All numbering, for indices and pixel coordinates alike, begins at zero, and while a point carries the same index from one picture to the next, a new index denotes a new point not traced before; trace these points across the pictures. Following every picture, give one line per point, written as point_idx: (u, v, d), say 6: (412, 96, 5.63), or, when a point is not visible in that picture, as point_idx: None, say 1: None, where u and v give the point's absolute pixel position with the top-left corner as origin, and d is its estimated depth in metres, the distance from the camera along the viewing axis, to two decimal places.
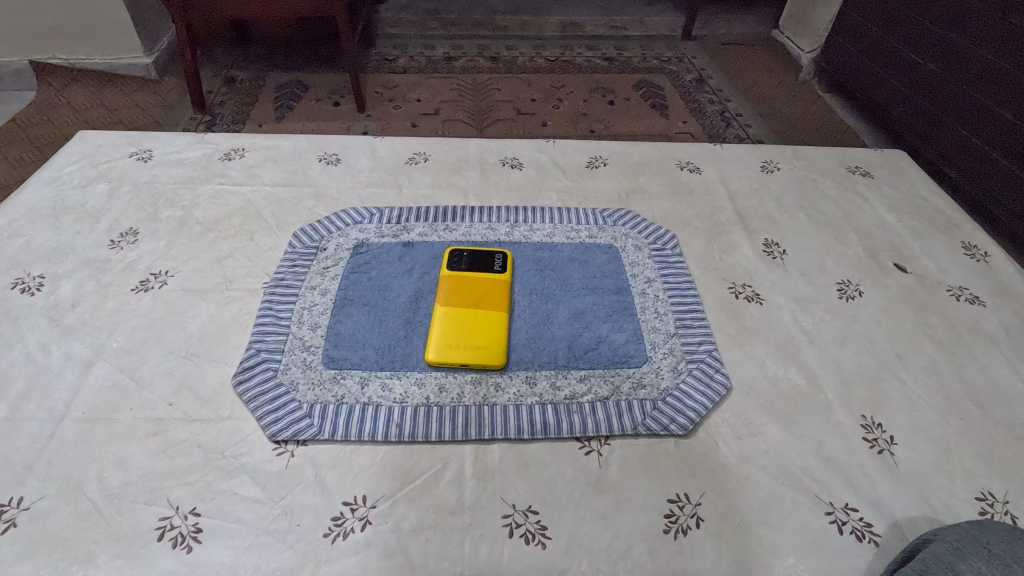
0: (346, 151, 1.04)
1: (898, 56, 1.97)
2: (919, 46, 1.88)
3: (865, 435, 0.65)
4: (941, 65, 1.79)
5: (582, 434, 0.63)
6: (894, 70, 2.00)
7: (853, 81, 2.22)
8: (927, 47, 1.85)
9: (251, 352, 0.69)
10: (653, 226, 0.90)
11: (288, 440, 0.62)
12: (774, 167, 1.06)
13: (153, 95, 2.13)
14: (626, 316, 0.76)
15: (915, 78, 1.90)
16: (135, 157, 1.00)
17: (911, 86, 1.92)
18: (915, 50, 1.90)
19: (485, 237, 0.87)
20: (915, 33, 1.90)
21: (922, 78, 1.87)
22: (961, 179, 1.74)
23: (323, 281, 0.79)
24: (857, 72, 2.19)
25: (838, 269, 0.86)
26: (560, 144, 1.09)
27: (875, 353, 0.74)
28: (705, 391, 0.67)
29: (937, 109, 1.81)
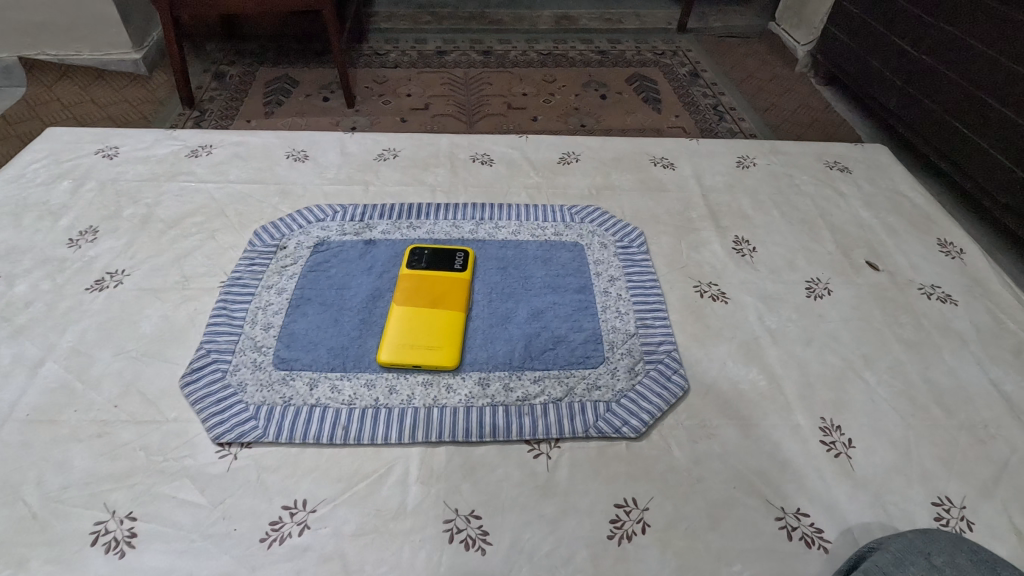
0: (315, 148, 1.03)
1: (896, 49, 1.94)
2: (915, 39, 1.85)
3: (823, 437, 0.63)
4: (937, 58, 1.76)
5: (532, 436, 0.62)
6: (890, 63, 1.97)
7: (848, 73, 2.19)
8: (923, 39, 1.82)
9: (201, 353, 0.68)
10: (621, 224, 0.89)
11: (232, 442, 0.61)
12: (751, 163, 1.04)
13: (143, 91, 2.13)
14: (586, 315, 0.75)
15: (910, 72, 1.87)
16: (101, 154, 0.99)
17: (907, 79, 1.89)
18: (912, 44, 1.86)
19: (449, 235, 0.85)
20: (911, 25, 1.86)
21: (918, 71, 1.84)
22: (957, 174, 1.72)
23: (280, 280, 0.78)
24: (853, 65, 2.16)
25: (808, 267, 0.84)
26: (533, 139, 1.07)
27: (840, 353, 0.73)
28: (661, 393, 0.66)
29: (932, 103, 1.78)
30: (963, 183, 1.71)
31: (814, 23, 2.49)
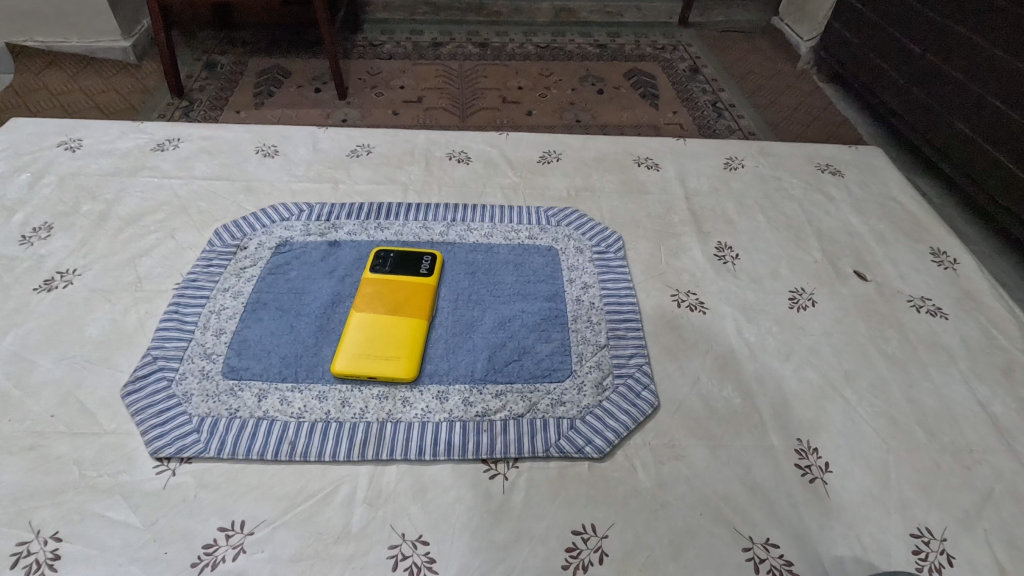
0: (287, 143, 0.99)
1: (899, 47, 1.89)
2: (919, 36, 1.80)
3: (798, 459, 0.60)
4: (941, 57, 1.72)
5: (490, 456, 0.59)
6: (893, 60, 1.92)
7: (851, 71, 2.14)
8: (927, 36, 1.77)
9: (147, 360, 0.65)
10: (599, 227, 0.85)
11: (171, 457, 0.58)
12: (738, 165, 1.00)
13: (132, 80, 2.09)
14: (555, 325, 0.71)
15: (914, 70, 1.83)
16: (64, 147, 0.95)
17: (910, 78, 1.84)
18: (916, 42, 1.81)
19: (418, 237, 0.82)
20: (915, 22, 1.82)
21: (921, 69, 1.79)
22: (959, 176, 1.68)
23: (237, 283, 0.74)
24: (856, 62, 2.11)
25: (792, 276, 0.80)
26: (513, 136, 1.04)
27: (820, 369, 0.69)
28: (628, 410, 0.63)
29: (936, 102, 1.74)
30: (965, 186, 1.66)
31: (817, 19, 2.43)
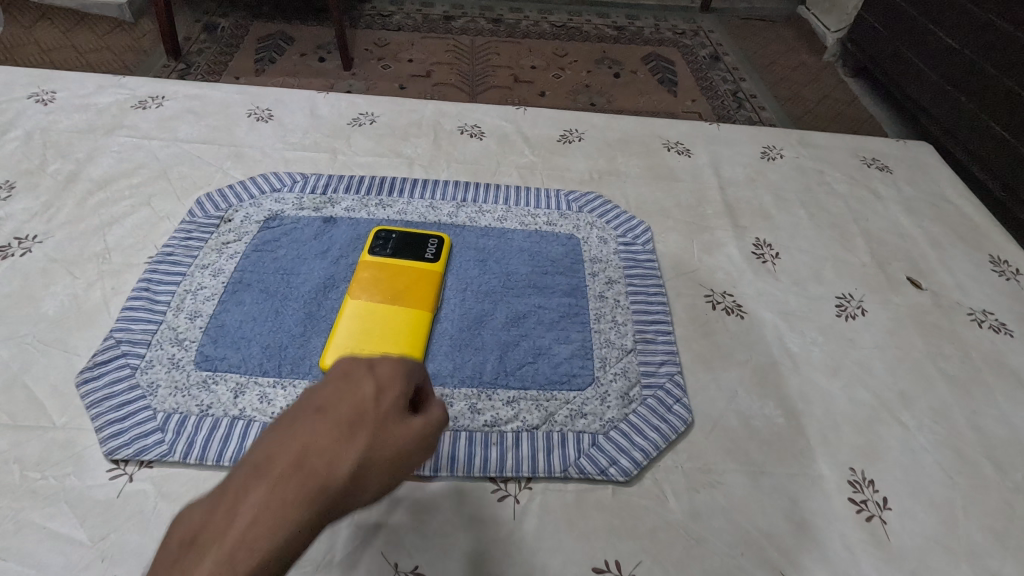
0: (281, 106, 0.90)
1: (934, 40, 1.78)
2: (956, 29, 1.70)
3: (852, 492, 0.52)
4: (979, 52, 1.62)
5: (499, 474, 0.51)
6: (926, 54, 1.82)
7: (881, 64, 2.04)
8: (965, 30, 1.67)
9: (108, 343, 0.56)
10: (625, 216, 0.76)
11: (128, 459, 0.49)
12: (777, 154, 0.91)
13: (128, 39, 1.98)
14: (576, 324, 0.63)
15: (947, 65, 1.73)
16: (35, 100, 0.85)
17: (943, 73, 1.74)
18: (954, 36, 1.70)
19: (423, 217, 0.73)
20: (953, 14, 1.71)
21: (956, 65, 1.69)
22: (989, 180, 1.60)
23: (218, 259, 0.66)
24: (887, 55, 2.01)
25: (838, 280, 0.72)
26: (530, 111, 0.94)
27: (873, 387, 0.61)
28: (658, 427, 0.55)
29: (970, 100, 1.64)
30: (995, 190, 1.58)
31: (847, 9, 2.32)
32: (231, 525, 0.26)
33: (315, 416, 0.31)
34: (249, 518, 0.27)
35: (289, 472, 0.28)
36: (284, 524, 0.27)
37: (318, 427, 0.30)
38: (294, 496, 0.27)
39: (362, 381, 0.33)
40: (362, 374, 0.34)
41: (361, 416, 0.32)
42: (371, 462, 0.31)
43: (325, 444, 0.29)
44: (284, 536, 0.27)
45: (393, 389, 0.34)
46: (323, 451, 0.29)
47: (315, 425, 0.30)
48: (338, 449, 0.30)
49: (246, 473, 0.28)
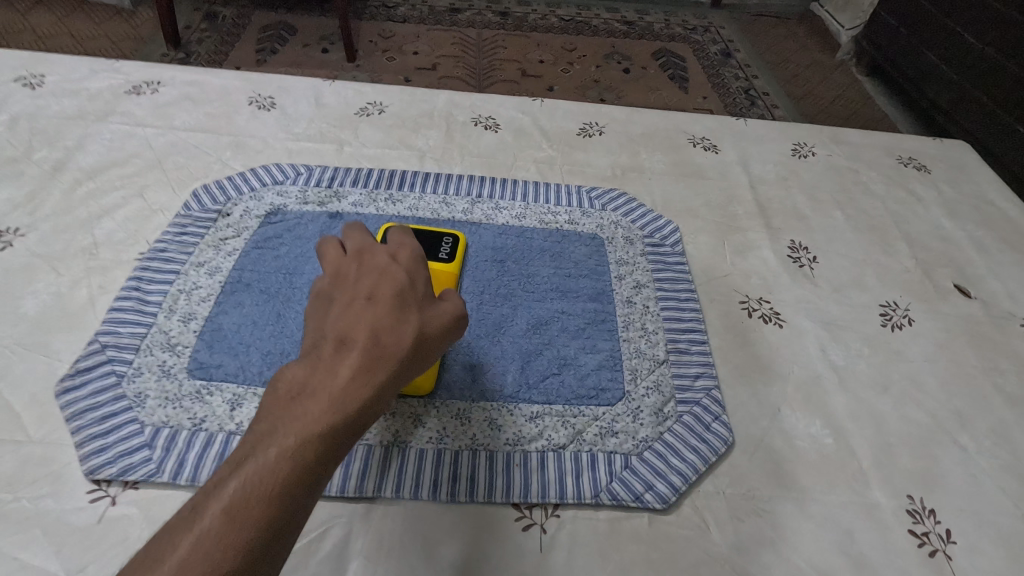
0: (284, 94, 0.85)
1: (948, 36, 1.71)
2: (974, 26, 1.63)
3: (912, 524, 0.48)
4: (1000, 50, 1.55)
5: (524, 500, 0.46)
6: (939, 51, 1.75)
7: (890, 59, 1.97)
8: (985, 27, 1.60)
9: (93, 348, 0.51)
10: (651, 215, 0.71)
11: (112, 479, 0.44)
12: (809, 151, 0.86)
13: (127, 27, 1.92)
14: (603, 332, 0.58)
15: (963, 63, 1.67)
16: (21, 83, 0.80)
17: (959, 71, 1.68)
18: (972, 32, 1.64)
19: (436, 214, 0.68)
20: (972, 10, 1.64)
21: (974, 63, 1.63)
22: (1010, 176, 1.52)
23: (215, 257, 0.61)
24: (896, 50, 1.94)
25: (881, 287, 0.67)
26: (547, 102, 0.89)
27: (925, 404, 0.56)
28: (696, 448, 0.50)
29: (988, 99, 1.58)
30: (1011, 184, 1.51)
31: (863, 6, 2.26)
32: (334, 374, 0.35)
33: (374, 303, 0.40)
34: (348, 368, 0.36)
35: (368, 338, 0.37)
36: (373, 374, 0.36)
37: (379, 310, 0.39)
38: (375, 353, 0.37)
39: (398, 275, 0.42)
40: (396, 270, 0.42)
41: (409, 301, 0.41)
42: (426, 331, 0.40)
43: (387, 323, 0.39)
44: (377, 377, 0.36)
45: (425, 283, 0.43)
46: (388, 327, 0.38)
47: (377, 309, 0.39)
48: (397, 325, 0.39)
49: (332, 344, 0.37)
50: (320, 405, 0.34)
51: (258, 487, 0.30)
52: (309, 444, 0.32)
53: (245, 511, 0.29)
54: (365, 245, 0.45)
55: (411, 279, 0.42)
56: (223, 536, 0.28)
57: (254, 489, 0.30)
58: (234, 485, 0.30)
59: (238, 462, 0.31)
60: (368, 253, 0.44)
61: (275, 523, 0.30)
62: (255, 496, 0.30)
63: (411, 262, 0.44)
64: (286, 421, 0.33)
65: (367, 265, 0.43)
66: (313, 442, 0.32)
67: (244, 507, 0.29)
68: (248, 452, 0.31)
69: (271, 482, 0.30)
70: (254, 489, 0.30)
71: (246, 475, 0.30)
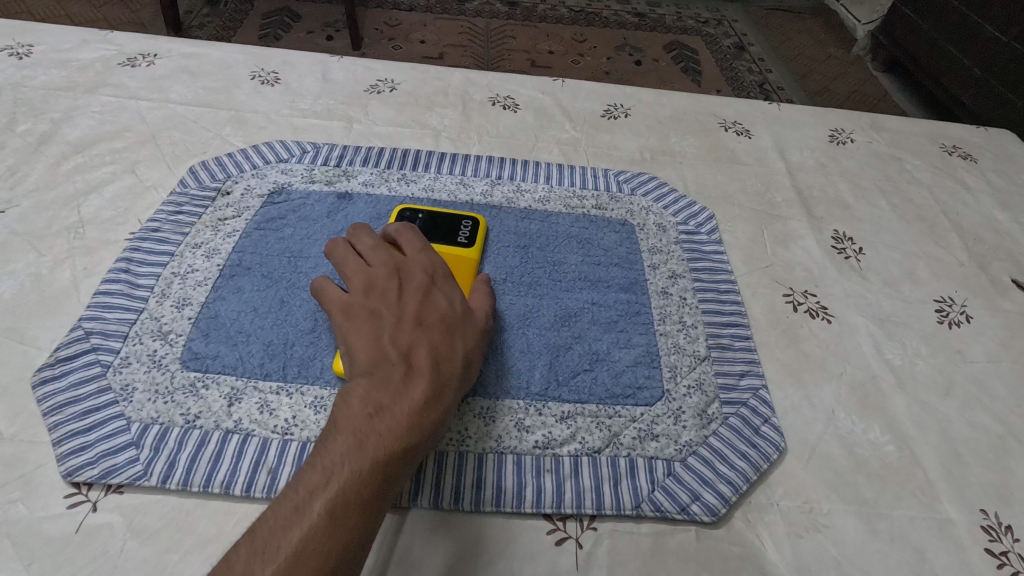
0: (289, 69, 0.79)
1: (964, 21, 1.63)
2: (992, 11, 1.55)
3: (989, 542, 0.43)
4: (1017, 36, 1.47)
5: (557, 510, 0.41)
6: (953, 37, 1.67)
7: (899, 44, 1.89)
8: (1002, 12, 1.52)
9: (76, 335, 0.46)
10: (684, 201, 0.66)
11: (93, 483, 0.39)
12: (847, 138, 0.81)
13: (127, 11, 1.86)
14: (637, 325, 0.53)
15: (979, 50, 1.59)
16: (8, 52, 0.74)
17: (974, 58, 1.60)
18: (989, 18, 1.55)
19: (453, 196, 0.63)
20: None
21: (989, 50, 1.55)
22: None
23: (214, 238, 0.55)
24: (906, 34, 1.85)
25: (934, 281, 0.62)
26: (568, 82, 0.83)
27: (992, 409, 0.51)
28: (746, 454, 0.45)
29: (1003, 85, 1.50)
30: None
31: None
32: (407, 393, 0.37)
33: (428, 317, 0.42)
34: (420, 383, 0.38)
35: (431, 356, 0.40)
36: (441, 389, 0.39)
37: (434, 329, 0.41)
38: (439, 373, 0.39)
39: (446, 292, 0.44)
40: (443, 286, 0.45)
41: (459, 320, 0.43)
42: (474, 350, 0.42)
43: (445, 339, 0.41)
44: (444, 396, 0.39)
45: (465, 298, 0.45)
46: (446, 344, 0.41)
47: (432, 329, 0.41)
48: (454, 342, 0.41)
49: (397, 361, 0.39)
50: (399, 424, 0.36)
51: (354, 498, 0.33)
52: (394, 460, 0.35)
53: (345, 519, 0.32)
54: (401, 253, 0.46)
55: (455, 295, 0.44)
56: (330, 539, 0.31)
57: (350, 501, 0.33)
58: (334, 492, 0.33)
59: (330, 474, 0.33)
60: (408, 262, 0.46)
61: (369, 528, 0.33)
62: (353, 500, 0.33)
63: (449, 277, 0.46)
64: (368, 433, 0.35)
65: (410, 280, 0.44)
66: (397, 459, 0.35)
67: (343, 517, 0.32)
68: (338, 465, 0.34)
69: (364, 495, 0.33)
70: (352, 501, 0.33)
71: (342, 481, 0.33)
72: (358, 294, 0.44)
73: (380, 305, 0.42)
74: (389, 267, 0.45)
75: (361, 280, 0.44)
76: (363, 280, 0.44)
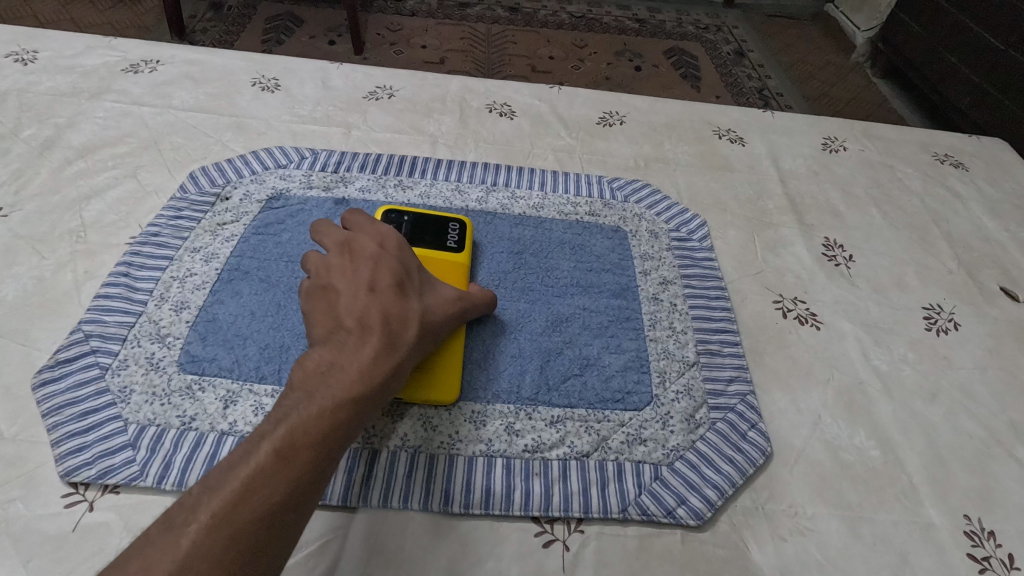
0: (289, 76, 0.80)
1: (962, 29, 1.64)
2: (990, 19, 1.55)
3: (970, 547, 0.43)
4: (1015, 44, 1.48)
5: (544, 512, 0.42)
6: (952, 44, 1.68)
7: (898, 51, 1.90)
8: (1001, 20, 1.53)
9: (76, 337, 0.47)
10: (677, 208, 0.67)
11: (90, 482, 0.40)
12: (840, 146, 0.81)
13: (131, 14, 1.87)
14: (627, 330, 0.54)
15: (977, 57, 1.59)
16: (13, 58, 0.76)
17: (973, 65, 1.61)
18: (987, 26, 1.56)
19: (448, 201, 0.64)
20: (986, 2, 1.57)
21: (988, 57, 1.56)
22: None
23: (213, 242, 0.56)
24: (906, 41, 1.86)
25: (923, 289, 0.63)
26: (564, 89, 0.84)
27: (978, 416, 0.52)
28: (732, 459, 0.46)
29: (1002, 93, 1.51)
30: None
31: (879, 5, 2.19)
32: (358, 351, 0.38)
33: (380, 283, 0.43)
34: (371, 340, 0.39)
35: (382, 316, 0.41)
36: (391, 345, 0.39)
37: (387, 295, 0.42)
38: (391, 334, 0.40)
39: (397, 259, 0.46)
40: (395, 254, 0.46)
41: (410, 288, 0.44)
42: (427, 316, 0.44)
43: (396, 301, 0.42)
44: (396, 355, 0.39)
45: (420, 274, 0.46)
46: (397, 306, 0.42)
47: (384, 294, 0.42)
48: (405, 305, 0.43)
49: (350, 325, 0.40)
50: (351, 377, 0.36)
51: (304, 440, 0.33)
52: (345, 407, 0.35)
53: (293, 458, 0.32)
54: (354, 235, 0.47)
55: (409, 267, 0.46)
56: (278, 475, 0.31)
57: (299, 441, 0.33)
58: (283, 434, 0.33)
59: (280, 420, 0.33)
60: (360, 239, 0.47)
61: (319, 468, 0.33)
62: (303, 440, 0.33)
63: (402, 249, 0.47)
64: (319, 386, 0.36)
65: (363, 253, 0.46)
66: (346, 407, 0.35)
67: (291, 456, 0.32)
68: (288, 413, 0.34)
69: (314, 437, 0.33)
70: (302, 441, 0.33)
71: (291, 425, 0.33)
72: (315, 277, 0.45)
73: (335, 281, 0.44)
74: (343, 246, 0.46)
75: (318, 263, 0.46)
76: (320, 264, 0.46)
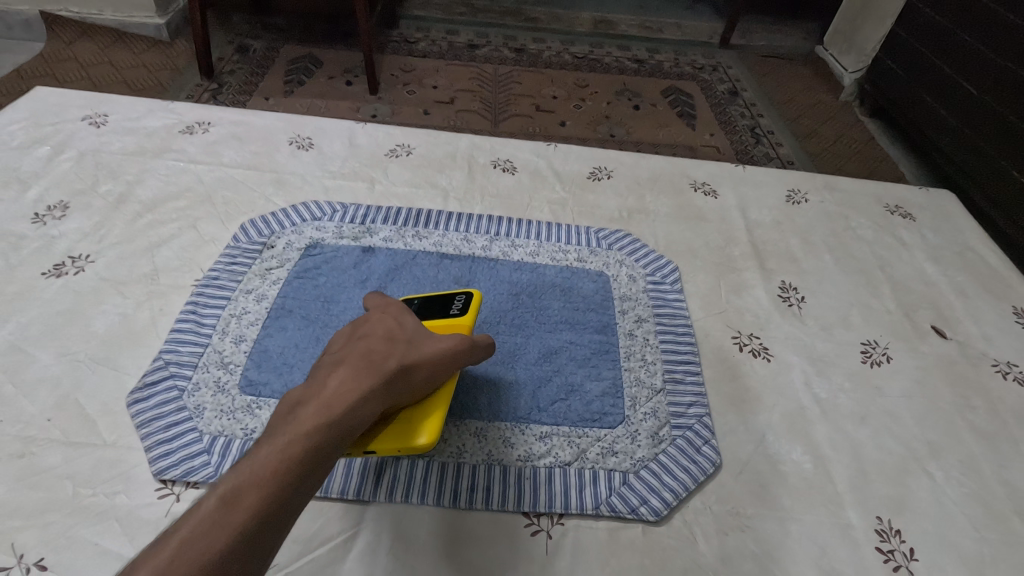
0: (321, 135, 0.93)
1: (941, 76, 1.75)
2: (965, 68, 1.67)
3: (879, 542, 0.53)
4: (989, 92, 1.59)
5: (532, 508, 0.52)
6: (931, 90, 1.79)
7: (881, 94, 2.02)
8: (975, 69, 1.64)
9: (158, 364, 0.58)
10: (654, 255, 0.78)
11: (176, 480, 0.51)
12: (802, 198, 0.93)
13: (164, 56, 2.00)
14: (606, 361, 0.65)
15: (953, 102, 1.70)
16: (87, 122, 0.88)
17: (949, 109, 1.71)
18: (963, 74, 1.67)
19: (458, 250, 0.76)
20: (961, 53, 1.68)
21: (963, 103, 1.67)
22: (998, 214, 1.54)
23: (262, 285, 0.68)
24: (888, 86, 1.98)
25: (864, 327, 0.74)
26: (559, 146, 0.96)
27: (899, 436, 0.62)
28: (688, 468, 0.56)
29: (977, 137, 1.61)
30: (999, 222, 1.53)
31: (865, 50, 2.33)
32: (338, 385, 0.46)
33: (371, 338, 0.52)
34: (351, 376, 0.47)
35: (365, 359, 0.49)
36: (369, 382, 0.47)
37: (373, 345, 0.50)
38: (370, 368, 0.48)
39: (389, 320, 0.54)
40: (389, 317, 0.55)
41: (397, 340, 0.52)
42: (410, 359, 0.51)
43: (382, 349, 0.50)
44: (371, 385, 0.46)
45: (411, 330, 0.54)
46: (381, 352, 0.50)
47: (372, 345, 0.50)
48: (389, 351, 0.50)
49: (338, 366, 0.48)
50: (328, 401, 0.44)
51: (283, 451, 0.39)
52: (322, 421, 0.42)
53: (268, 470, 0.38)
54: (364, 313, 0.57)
55: (399, 325, 0.54)
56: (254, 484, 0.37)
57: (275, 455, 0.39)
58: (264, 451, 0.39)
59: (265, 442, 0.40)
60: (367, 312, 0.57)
61: (293, 479, 0.38)
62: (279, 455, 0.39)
63: (398, 314, 0.56)
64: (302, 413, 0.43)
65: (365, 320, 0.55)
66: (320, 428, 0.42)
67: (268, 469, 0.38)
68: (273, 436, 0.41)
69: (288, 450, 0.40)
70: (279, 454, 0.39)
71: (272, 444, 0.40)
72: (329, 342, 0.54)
73: (339, 341, 0.53)
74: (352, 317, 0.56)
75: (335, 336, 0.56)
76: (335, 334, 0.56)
